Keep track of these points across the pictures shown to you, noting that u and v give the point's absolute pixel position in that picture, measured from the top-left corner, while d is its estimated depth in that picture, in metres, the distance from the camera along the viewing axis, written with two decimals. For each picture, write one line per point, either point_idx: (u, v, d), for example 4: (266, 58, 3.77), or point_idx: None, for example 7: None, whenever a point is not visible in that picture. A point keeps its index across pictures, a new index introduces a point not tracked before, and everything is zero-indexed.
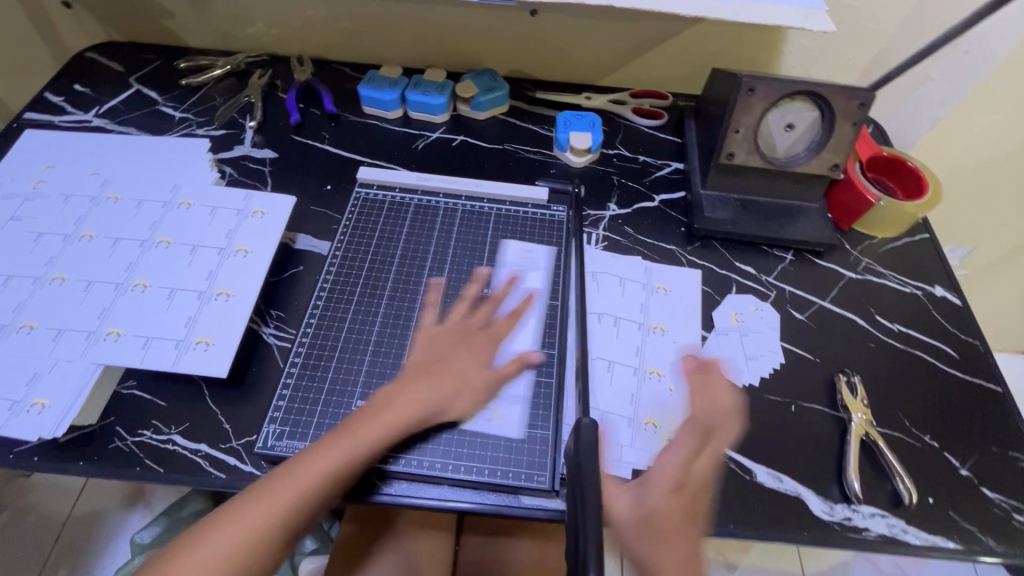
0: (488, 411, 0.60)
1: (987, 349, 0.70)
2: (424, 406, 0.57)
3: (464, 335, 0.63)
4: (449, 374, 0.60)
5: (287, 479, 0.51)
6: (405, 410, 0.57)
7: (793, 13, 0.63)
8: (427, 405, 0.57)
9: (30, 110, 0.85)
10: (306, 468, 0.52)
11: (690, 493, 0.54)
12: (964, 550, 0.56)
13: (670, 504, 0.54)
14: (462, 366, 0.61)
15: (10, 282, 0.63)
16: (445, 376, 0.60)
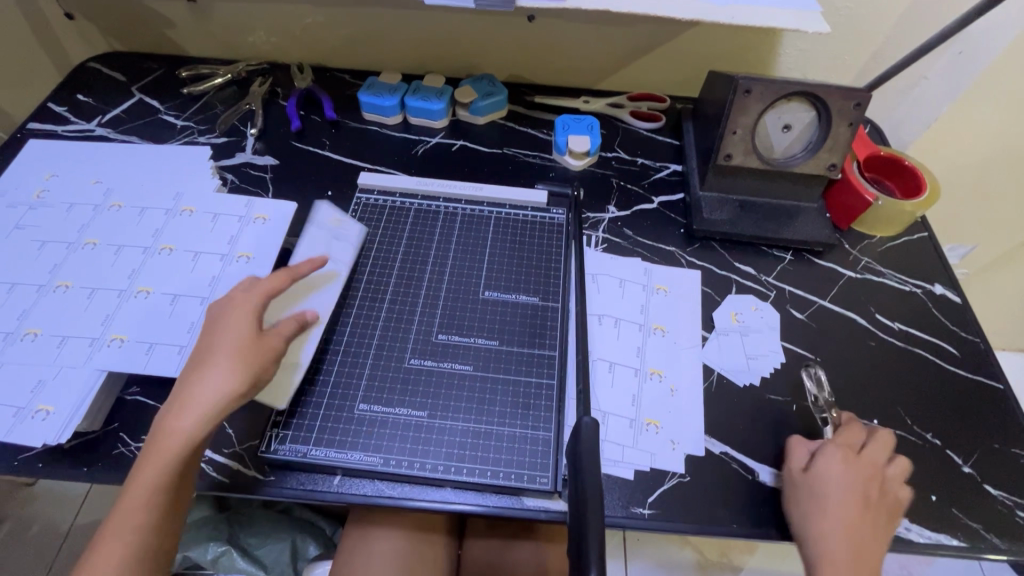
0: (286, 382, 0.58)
1: (987, 346, 0.70)
2: (209, 387, 0.51)
3: (235, 300, 0.57)
4: (226, 344, 0.53)
5: (126, 503, 0.48)
6: (199, 395, 0.51)
7: (787, 15, 0.64)
8: (215, 387, 0.51)
9: (34, 120, 0.86)
10: (133, 488, 0.48)
11: (863, 514, 0.55)
12: (968, 547, 0.56)
13: (849, 470, 0.56)
14: (238, 335, 0.54)
15: (13, 290, 0.64)
16: (214, 351, 0.53)
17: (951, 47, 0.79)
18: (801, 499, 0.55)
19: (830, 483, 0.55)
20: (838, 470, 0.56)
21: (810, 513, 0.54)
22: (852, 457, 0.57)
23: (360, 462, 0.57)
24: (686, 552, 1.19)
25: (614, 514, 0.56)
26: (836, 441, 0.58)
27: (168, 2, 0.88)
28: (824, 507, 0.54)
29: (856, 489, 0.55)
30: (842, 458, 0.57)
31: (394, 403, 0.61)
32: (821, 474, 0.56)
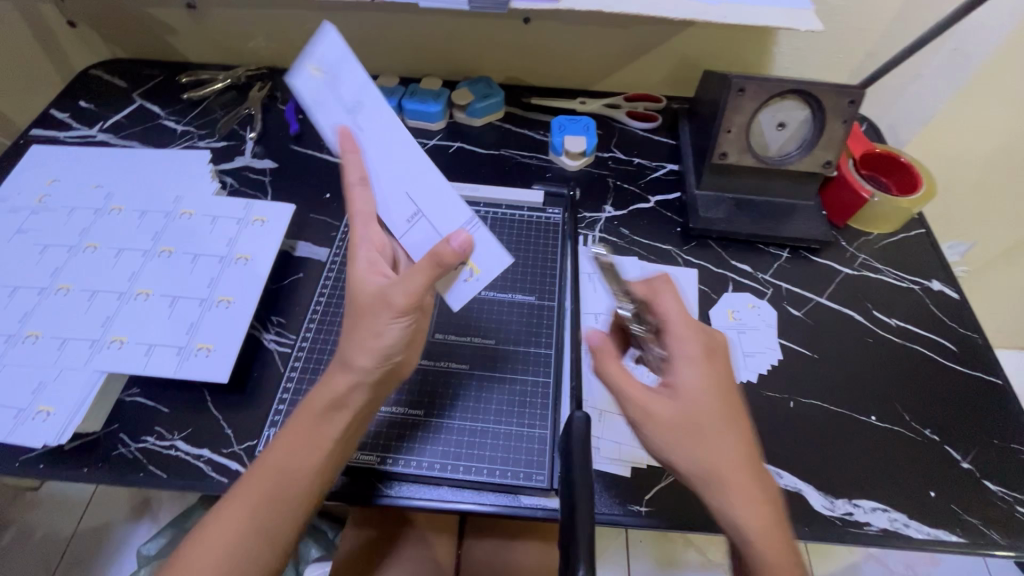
0: (464, 267, 0.54)
1: (986, 342, 0.70)
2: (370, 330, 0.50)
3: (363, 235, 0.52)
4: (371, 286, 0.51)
5: (259, 476, 0.48)
6: (345, 378, 0.50)
7: (780, 14, 0.64)
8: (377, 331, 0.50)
9: (37, 127, 0.87)
10: (288, 438, 0.49)
11: (741, 420, 0.48)
12: (968, 543, 0.56)
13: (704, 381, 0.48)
14: (367, 308, 0.50)
15: (15, 293, 0.64)
16: (352, 330, 0.51)
17: (946, 45, 0.79)
18: (674, 433, 0.47)
19: (696, 401, 0.47)
20: (701, 381, 0.48)
21: (689, 449, 0.46)
22: (714, 362, 0.49)
23: (418, 467, 0.57)
24: (689, 553, 1.18)
25: (605, 512, 0.56)
26: (683, 333, 0.50)
27: (168, 9, 0.89)
28: (707, 434, 0.46)
29: (710, 401, 0.47)
30: (700, 361, 0.48)
31: (451, 407, 0.61)
32: (687, 393, 0.47)
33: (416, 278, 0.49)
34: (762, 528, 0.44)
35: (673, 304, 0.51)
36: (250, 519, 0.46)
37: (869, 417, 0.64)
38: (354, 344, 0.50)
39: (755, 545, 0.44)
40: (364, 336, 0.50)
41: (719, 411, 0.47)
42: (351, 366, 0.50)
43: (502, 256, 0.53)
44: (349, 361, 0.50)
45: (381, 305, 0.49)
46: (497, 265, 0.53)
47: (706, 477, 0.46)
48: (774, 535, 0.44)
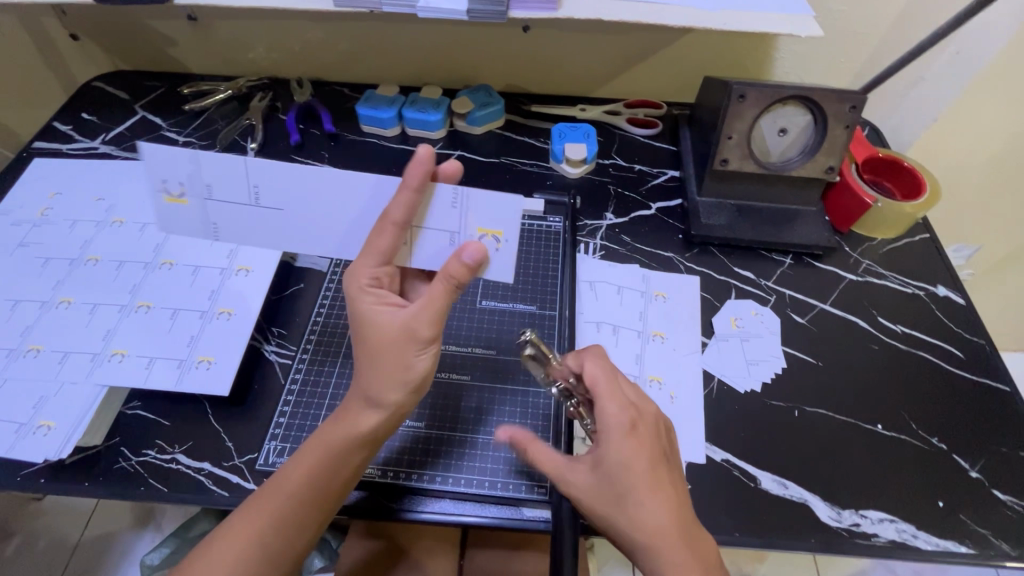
0: (487, 239, 0.52)
1: (993, 348, 0.69)
2: (391, 365, 0.50)
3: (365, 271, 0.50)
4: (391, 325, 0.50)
5: (264, 497, 0.50)
6: (373, 416, 0.51)
7: (781, 20, 0.64)
8: (398, 368, 0.50)
9: (40, 139, 0.87)
10: (300, 467, 0.50)
11: (670, 476, 0.49)
12: (977, 554, 0.55)
13: (636, 448, 0.48)
14: (390, 342, 0.50)
15: (17, 307, 0.65)
16: (372, 365, 0.51)
17: (947, 49, 0.79)
18: (603, 505, 0.49)
19: (625, 471, 0.48)
20: (628, 451, 0.48)
21: (616, 506, 0.48)
22: (643, 429, 0.50)
23: (435, 482, 0.57)
24: None
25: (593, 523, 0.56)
26: (607, 404, 0.50)
27: (169, 21, 0.89)
28: (637, 504, 0.47)
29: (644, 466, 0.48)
30: (622, 431, 0.49)
31: (465, 420, 0.61)
32: (612, 465, 0.48)
33: (437, 303, 0.49)
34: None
35: (595, 374, 0.52)
36: (261, 539, 0.48)
37: (875, 426, 0.63)
38: (382, 381, 0.50)
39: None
40: (392, 371, 0.50)
41: (647, 478, 0.48)
42: (381, 403, 0.51)
43: (506, 199, 0.51)
44: (377, 398, 0.51)
45: (408, 340, 0.50)
46: (512, 213, 0.51)
47: (645, 547, 0.47)
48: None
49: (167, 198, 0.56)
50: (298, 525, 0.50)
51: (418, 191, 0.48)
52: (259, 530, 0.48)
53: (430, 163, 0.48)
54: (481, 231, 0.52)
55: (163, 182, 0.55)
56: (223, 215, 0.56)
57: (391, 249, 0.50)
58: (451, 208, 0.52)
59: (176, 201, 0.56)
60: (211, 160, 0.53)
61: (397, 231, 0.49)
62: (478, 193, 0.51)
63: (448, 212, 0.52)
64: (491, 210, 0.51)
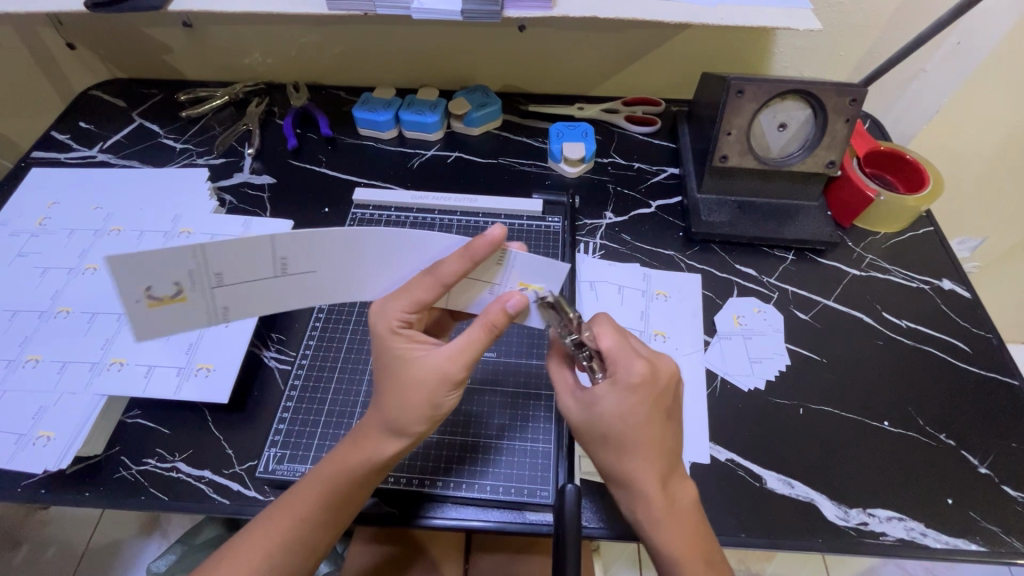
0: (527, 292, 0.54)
1: (1000, 341, 0.68)
2: (416, 396, 0.49)
3: (393, 309, 0.49)
4: (418, 358, 0.50)
5: (276, 515, 0.49)
6: (396, 444, 0.51)
7: (778, 14, 0.63)
8: (422, 401, 0.49)
9: (38, 149, 0.87)
10: (319, 474, 0.50)
11: (668, 425, 0.50)
12: (988, 552, 0.54)
13: (639, 402, 0.49)
14: (416, 379, 0.49)
15: (16, 317, 0.64)
16: (395, 398, 0.50)
17: (948, 39, 0.78)
18: (596, 445, 0.51)
19: (624, 418, 0.49)
20: (631, 399, 0.49)
21: (618, 452, 0.50)
22: (653, 385, 0.49)
23: (438, 486, 0.57)
24: None
25: (591, 524, 0.55)
26: (622, 356, 0.50)
27: (163, 28, 0.89)
28: (631, 450, 0.49)
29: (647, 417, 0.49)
30: (628, 384, 0.49)
31: (471, 428, 0.60)
32: (609, 413, 0.49)
33: (474, 347, 0.49)
34: (670, 532, 0.48)
35: (607, 336, 0.51)
36: (274, 558, 0.48)
37: (882, 423, 0.62)
38: (407, 414, 0.49)
39: (668, 543, 0.48)
40: (418, 407, 0.49)
41: (645, 428, 0.49)
42: (405, 432, 0.50)
43: (552, 264, 0.52)
44: (400, 428, 0.50)
45: (440, 382, 0.49)
46: (555, 272, 0.53)
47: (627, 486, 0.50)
48: (680, 537, 0.48)
49: (151, 303, 0.43)
50: (313, 539, 0.50)
51: (476, 262, 0.48)
52: (271, 544, 0.48)
53: (498, 244, 0.48)
54: (521, 284, 0.54)
55: (147, 287, 0.42)
56: (241, 300, 0.47)
57: (430, 302, 0.49)
58: (499, 266, 0.52)
59: (167, 303, 0.44)
60: (222, 247, 0.43)
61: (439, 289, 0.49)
62: (523, 253, 0.52)
63: (493, 270, 0.53)
64: (529, 267, 0.53)
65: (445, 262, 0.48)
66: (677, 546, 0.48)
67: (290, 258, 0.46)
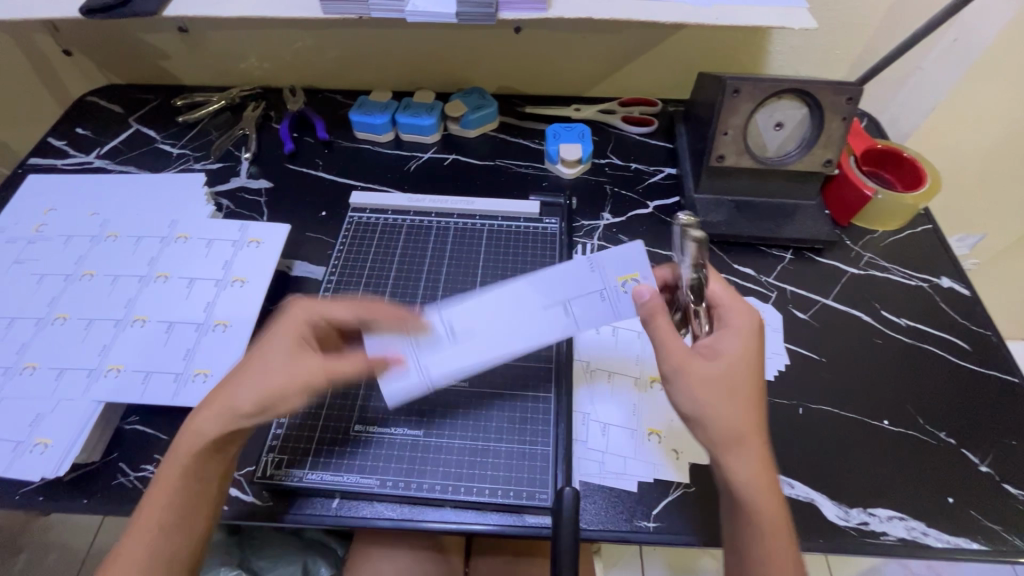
0: (629, 283, 0.59)
1: (1000, 339, 0.68)
2: (267, 378, 0.51)
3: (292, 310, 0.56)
4: (286, 353, 0.53)
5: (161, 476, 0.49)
6: (223, 423, 0.50)
7: (773, 13, 0.63)
8: (270, 383, 0.51)
9: (35, 156, 0.87)
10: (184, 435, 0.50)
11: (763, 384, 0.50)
12: (990, 551, 0.54)
13: (744, 354, 0.49)
14: (273, 361, 0.52)
15: (12, 324, 0.64)
16: (247, 373, 0.52)
17: (946, 36, 0.78)
18: (713, 395, 0.48)
19: (733, 365, 0.49)
20: (742, 349, 0.50)
21: (722, 400, 0.47)
22: (753, 334, 0.51)
23: (435, 490, 0.56)
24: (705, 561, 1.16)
25: (590, 527, 0.55)
26: (733, 309, 0.53)
27: (160, 34, 0.89)
28: (737, 402, 0.48)
29: (750, 370, 0.49)
30: (738, 331, 0.51)
31: (469, 431, 0.60)
32: (723, 356, 0.49)
33: (338, 367, 0.53)
34: (767, 493, 0.46)
35: (720, 290, 0.54)
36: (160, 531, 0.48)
37: (881, 421, 0.62)
38: (252, 387, 0.50)
39: (762, 503, 0.46)
40: (261, 385, 0.50)
41: (747, 379, 0.49)
42: (242, 411, 0.50)
43: (630, 247, 0.60)
44: (251, 409, 0.50)
45: (299, 383, 0.51)
46: (637, 256, 0.60)
47: (729, 439, 0.47)
48: (771, 500, 0.46)
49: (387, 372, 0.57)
50: (167, 519, 0.48)
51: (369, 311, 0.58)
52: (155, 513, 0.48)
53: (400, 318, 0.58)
54: (621, 279, 0.59)
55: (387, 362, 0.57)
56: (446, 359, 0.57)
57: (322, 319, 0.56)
58: (590, 270, 0.60)
59: (397, 370, 0.57)
60: (426, 335, 0.58)
61: (357, 317, 0.57)
62: (603, 253, 0.61)
63: (590, 275, 0.60)
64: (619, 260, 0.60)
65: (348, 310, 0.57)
66: (769, 509, 0.46)
67: (461, 327, 0.58)
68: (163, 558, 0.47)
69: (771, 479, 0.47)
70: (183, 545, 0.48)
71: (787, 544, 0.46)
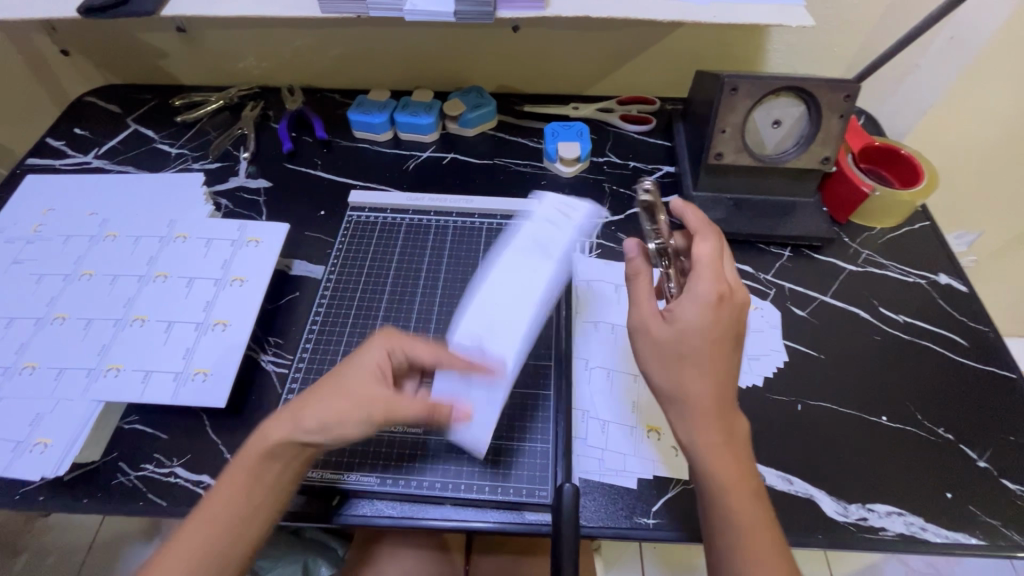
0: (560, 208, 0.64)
1: (997, 335, 0.68)
2: (329, 409, 0.49)
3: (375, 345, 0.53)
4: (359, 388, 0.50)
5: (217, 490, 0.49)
6: (284, 438, 0.49)
7: (770, 11, 0.63)
8: (327, 413, 0.49)
9: (33, 156, 0.87)
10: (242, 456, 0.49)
11: (732, 350, 0.49)
12: (988, 546, 0.54)
13: (709, 325, 0.48)
14: (350, 390, 0.50)
15: (12, 324, 0.64)
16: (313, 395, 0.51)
17: (942, 33, 0.77)
18: (672, 366, 0.49)
19: (690, 332, 0.48)
20: (705, 319, 0.48)
21: (682, 371, 0.48)
22: (724, 302, 0.49)
23: (434, 488, 0.56)
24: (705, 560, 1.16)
25: (590, 523, 0.55)
26: (699, 273, 0.49)
27: (157, 33, 0.89)
28: (687, 365, 0.48)
29: (715, 340, 0.48)
30: (703, 299, 0.48)
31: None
32: (684, 325, 0.49)
33: (405, 402, 0.50)
34: (716, 450, 0.47)
35: (704, 248, 0.51)
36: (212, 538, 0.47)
37: (880, 418, 0.62)
38: (322, 410, 0.49)
39: (709, 462, 0.47)
40: (331, 410, 0.49)
41: (709, 349, 0.48)
42: (303, 430, 0.49)
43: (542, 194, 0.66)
44: (311, 430, 0.49)
45: (366, 416, 0.49)
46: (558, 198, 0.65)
47: (677, 399, 0.49)
48: (726, 457, 0.47)
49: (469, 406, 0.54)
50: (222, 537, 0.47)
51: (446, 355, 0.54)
52: (207, 531, 0.47)
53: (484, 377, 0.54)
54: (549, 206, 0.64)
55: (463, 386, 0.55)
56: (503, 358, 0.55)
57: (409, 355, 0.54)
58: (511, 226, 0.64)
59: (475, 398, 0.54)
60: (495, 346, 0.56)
61: (434, 358, 0.54)
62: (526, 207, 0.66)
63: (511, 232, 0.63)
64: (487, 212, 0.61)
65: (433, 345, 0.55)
66: (722, 466, 0.47)
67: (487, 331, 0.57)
68: (204, 556, 0.46)
69: (725, 438, 0.48)
70: (223, 549, 0.47)
71: (746, 500, 0.47)
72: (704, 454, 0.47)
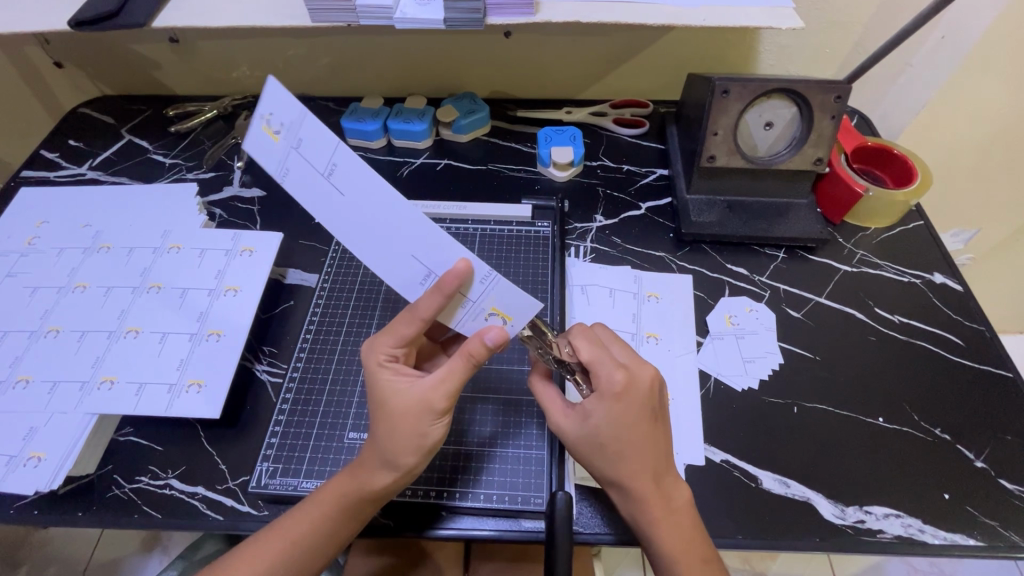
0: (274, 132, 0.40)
1: (993, 334, 0.68)
2: (401, 436, 0.49)
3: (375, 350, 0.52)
4: (406, 401, 0.49)
5: (302, 510, 0.51)
6: (387, 475, 0.50)
7: (759, 14, 0.64)
8: (408, 441, 0.49)
9: (27, 168, 0.87)
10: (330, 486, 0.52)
11: (661, 431, 0.52)
12: (987, 547, 0.54)
13: (625, 412, 0.50)
14: (405, 412, 0.49)
15: (5, 338, 0.64)
16: (384, 432, 0.50)
17: (934, 33, 0.78)
18: (594, 454, 0.52)
19: (614, 428, 0.50)
20: (619, 411, 0.50)
21: (609, 459, 0.51)
22: (632, 394, 0.50)
23: (429, 497, 0.56)
24: None
25: (586, 530, 0.55)
26: (601, 367, 0.52)
27: (150, 44, 0.89)
28: (615, 457, 0.51)
29: (642, 425, 0.50)
30: (613, 394, 0.50)
31: (460, 436, 0.60)
32: (600, 422, 0.51)
33: (455, 379, 0.49)
34: (665, 526, 0.50)
35: (584, 347, 0.53)
36: (296, 551, 0.49)
37: (877, 419, 0.62)
38: (395, 441, 0.49)
39: (653, 530, 0.50)
40: (406, 440, 0.49)
41: (639, 435, 0.50)
42: (395, 465, 0.50)
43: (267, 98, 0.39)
44: (392, 460, 0.50)
45: (423, 410, 0.49)
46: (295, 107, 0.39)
47: (617, 484, 0.51)
48: (674, 531, 0.50)
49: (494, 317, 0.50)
50: (308, 554, 0.50)
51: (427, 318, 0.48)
52: (289, 548, 0.49)
53: (497, 345, 0.49)
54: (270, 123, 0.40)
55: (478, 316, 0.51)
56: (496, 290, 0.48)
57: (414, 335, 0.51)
58: (281, 151, 0.40)
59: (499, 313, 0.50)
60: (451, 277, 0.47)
61: (421, 320, 0.49)
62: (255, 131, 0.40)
63: (309, 158, 0.40)
64: (257, 144, 0.40)
65: (421, 299, 0.48)
66: (674, 541, 0.49)
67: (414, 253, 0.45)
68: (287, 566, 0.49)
69: (668, 511, 0.50)
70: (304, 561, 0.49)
71: (700, 567, 0.49)
72: (654, 531, 0.50)
